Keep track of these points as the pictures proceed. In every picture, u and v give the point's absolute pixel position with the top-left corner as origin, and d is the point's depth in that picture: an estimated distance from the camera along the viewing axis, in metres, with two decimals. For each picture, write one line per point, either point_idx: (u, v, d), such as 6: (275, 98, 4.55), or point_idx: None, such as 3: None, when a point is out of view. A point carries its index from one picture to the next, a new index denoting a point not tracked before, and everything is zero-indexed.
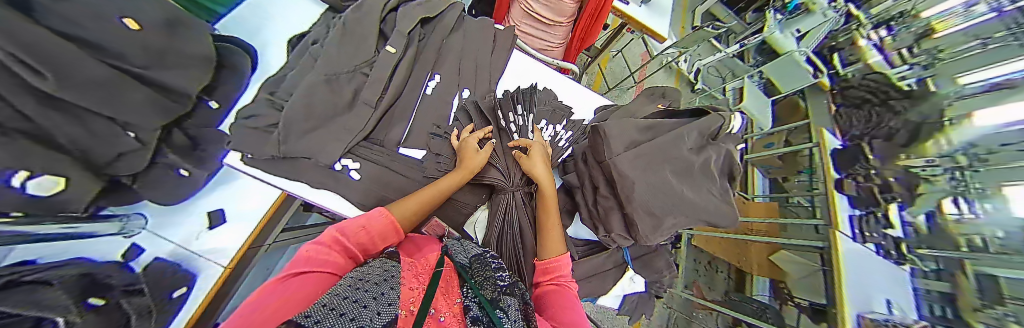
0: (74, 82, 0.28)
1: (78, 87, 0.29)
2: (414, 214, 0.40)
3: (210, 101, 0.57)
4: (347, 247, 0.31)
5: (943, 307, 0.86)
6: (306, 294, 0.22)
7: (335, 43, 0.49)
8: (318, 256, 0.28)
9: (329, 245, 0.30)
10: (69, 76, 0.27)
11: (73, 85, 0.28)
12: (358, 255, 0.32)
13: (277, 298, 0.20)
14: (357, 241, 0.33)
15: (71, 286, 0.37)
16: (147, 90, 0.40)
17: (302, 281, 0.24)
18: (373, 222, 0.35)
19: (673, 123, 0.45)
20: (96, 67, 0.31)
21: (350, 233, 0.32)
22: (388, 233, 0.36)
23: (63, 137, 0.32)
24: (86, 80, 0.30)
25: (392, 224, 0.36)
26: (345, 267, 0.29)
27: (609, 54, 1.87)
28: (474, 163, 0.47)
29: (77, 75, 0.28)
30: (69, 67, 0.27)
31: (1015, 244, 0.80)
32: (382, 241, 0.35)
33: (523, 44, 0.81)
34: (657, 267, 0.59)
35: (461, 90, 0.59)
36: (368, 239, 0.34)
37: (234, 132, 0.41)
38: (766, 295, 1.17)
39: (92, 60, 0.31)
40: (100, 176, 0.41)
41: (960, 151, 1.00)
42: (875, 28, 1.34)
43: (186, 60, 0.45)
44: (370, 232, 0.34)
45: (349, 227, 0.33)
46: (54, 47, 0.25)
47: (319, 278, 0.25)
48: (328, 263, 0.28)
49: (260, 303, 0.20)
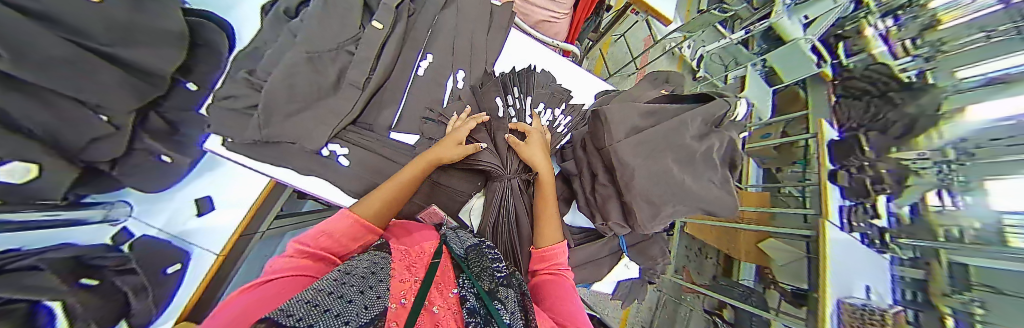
0: (32, 60, 0.25)
1: (38, 66, 0.26)
2: (384, 202, 0.38)
3: (188, 83, 0.53)
4: (313, 253, 0.30)
5: (915, 292, 0.93)
6: (277, 295, 0.21)
7: (316, 17, 0.45)
8: (281, 265, 0.26)
9: (292, 256, 0.28)
10: (26, 55, 0.25)
11: (31, 65, 0.25)
12: (330, 257, 0.31)
13: (246, 303, 0.19)
14: (321, 246, 0.31)
15: (59, 269, 0.37)
16: (116, 69, 0.37)
17: (268, 288, 0.22)
18: (333, 226, 0.33)
19: (676, 109, 0.44)
20: (59, 45, 0.28)
21: (309, 240, 0.31)
22: (354, 232, 0.34)
23: (28, 122, 0.30)
24: (47, 59, 0.27)
25: (360, 224, 0.35)
26: (317, 270, 0.28)
27: (611, 38, 1.80)
28: (449, 151, 0.44)
29: (35, 55, 0.26)
30: (25, 43, 0.24)
31: (986, 235, 0.87)
32: (351, 242, 0.34)
33: (522, 22, 0.77)
34: (652, 254, 0.61)
35: (455, 71, 0.56)
36: (332, 242, 0.32)
37: (213, 115, 0.38)
38: (751, 280, 1.22)
39: (54, 37, 0.28)
40: (72, 161, 0.39)
41: (949, 145, 1.02)
42: (883, 17, 1.27)
43: (156, 37, 0.41)
44: (333, 236, 0.32)
45: (306, 236, 0.31)
46: (6, 22, 0.22)
47: (290, 280, 0.24)
48: (294, 269, 0.26)
49: (225, 312, 0.18)
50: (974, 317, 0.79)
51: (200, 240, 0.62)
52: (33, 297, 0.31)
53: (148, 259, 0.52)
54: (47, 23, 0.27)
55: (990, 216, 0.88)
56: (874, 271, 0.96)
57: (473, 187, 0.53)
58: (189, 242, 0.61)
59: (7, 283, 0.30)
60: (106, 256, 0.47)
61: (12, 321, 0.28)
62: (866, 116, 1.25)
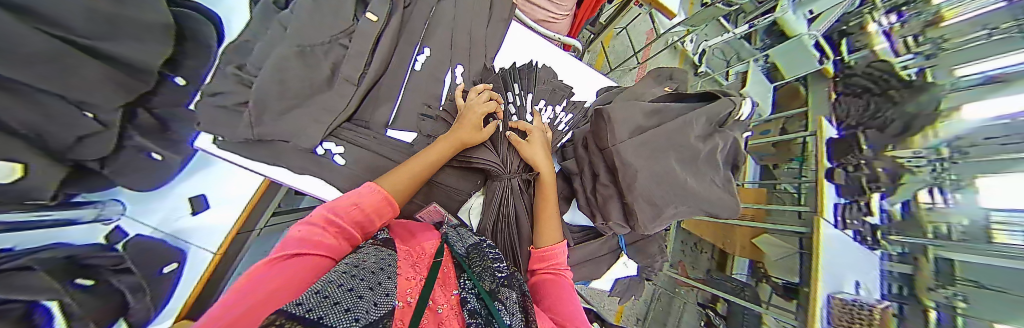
0: (14, 56, 0.24)
1: (21, 62, 0.25)
2: (405, 187, 0.39)
3: (176, 77, 0.51)
4: (343, 229, 0.30)
5: (901, 286, 0.96)
6: (298, 281, 0.21)
7: (307, 9, 0.43)
8: (309, 239, 0.27)
9: (322, 228, 0.29)
10: (8, 52, 0.23)
11: (12, 62, 0.24)
12: (359, 232, 0.32)
13: (270, 284, 0.20)
14: (351, 219, 0.31)
15: (54, 269, 0.37)
16: (100, 64, 0.35)
17: (291, 268, 0.23)
18: (364, 199, 0.33)
19: (681, 108, 0.43)
20: (40, 40, 0.27)
21: (342, 211, 0.31)
22: (383, 207, 0.35)
23: (13, 120, 0.29)
24: (28, 55, 0.25)
25: (387, 199, 0.36)
26: (340, 252, 0.28)
27: (613, 31, 1.77)
28: (469, 137, 0.44)
29: (16, 52, 0.24)
30: (7, 39, 0.23)
31: (973, 231, 0.92)
32: (379, 218, 0.35)
33: (522, 15, 0.75)
34: (651, 252, 0.63)
35: (453, 66, 0.55)
36: (362, 216, 0.33)
37: (203, 113, 0.37)
38: (743, 273, 1.24)
39: (33, 31, 0.26)
40: (63, 160, 0.38)
41: (944, 144, 1.05)
42: (886, 14, 1.24)
43: (143, 29, 0.39)
44: (363, 209, 0.33)
45: (341, 206, 0.32)
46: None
47: (312, 262, 0.25)
48: (319, 246, 0.27)
49: (252, 289, 0.19)
50: (956, 310, 0.85)
51: (196, 237, 0.62)
52: (30, 298, 0.31)
53: (141, 260, 0.52)
54: (28, 16, 0.26)
55: (977, 212, 0.92)
56: (864, 266, 0.97)
57: (473, 186, 0.53)
58: (185, 241, 0.61)
59: (2, 283, 0.29)
60: (103, 256, 0.46)
61: (8, 322, 0.27)
62: (865, 113, 1.21)
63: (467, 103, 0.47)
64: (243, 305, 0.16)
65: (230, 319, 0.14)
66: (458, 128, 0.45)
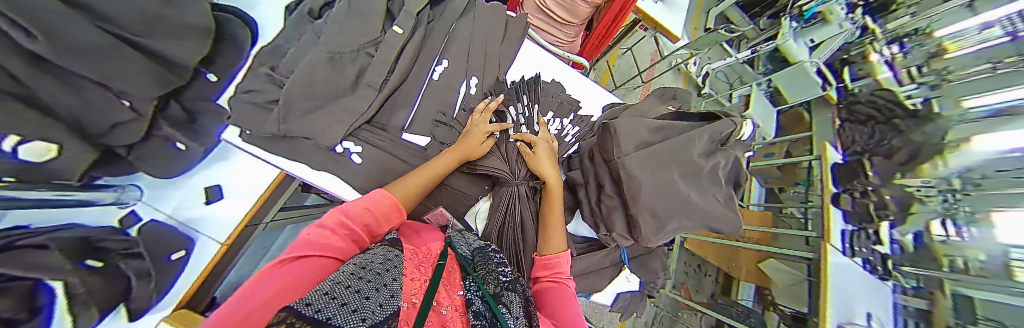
0: (66, 44, 0.26)
1: (72, 51, 0.27)
2: (412, 197, 0.41)
3: (208, 73, 0.55)
4: (353, 231, 0.32)
5: (919, 322, 0.91)
6: (307, 280, 0.23)
7: (339, 20, 0.46)
8: (321, 240, 0.28)
9: (334, 229, 0.31)
10: (62, 41, 0.26)
11: (65, 50, 0.26)
12: (367, 233, 0.34)
13: (279, 282, 0.21)
14: (361, 222, 0.33)
15: (67, 248, 0.38)
16: (141, 57, 0.38)
17: (303, 266, 0.24)
18: (375, 204, 0.35)
19: (685, 126, 0.44)
20: (89, 31, 0.29)
21: (354, 215, 0.33)
22: (391, 213, 0.37)
23: (54, 103, 0.31)
24: (77, 43, 0.28)
25: (395, 205, 0.37)
26: (349, 253, 0.30)
27: (618, 51, 1.84)
28: (474, 149, 0.46)
29: (69, 41, 0.26)
30: (63, 29, 0.26)
31: (992, 268, 0.84)
32: (387, 223, 0.36)
33: (535, 34, 0.80)
34: (653, 268, 0.61)
35: (468, 77, 0.58)
36: (373, 219, 0.35)
37: (235, 108, 0.39)
38: (750, 300, 1.18)
39: (86, 24, 0.29)
40: (92, 144, 0.41)
41: (955, 175, 1.01)
42: (888, 44, 1.29)
43: (186, 30, 0.42)
44: (373, 213, 0.35)
45: (354, 209, 0.34)
46: (45, 7, 0.23)
47: (322, 262, 0.26)
48: (330, 247, 0.28)
49: (262, 286, 0.20)
50: None
51: (204, 226, 0.63)
52: (36, 276, 0.32)
53: (155, 245, 0.54)
54: (84, 11, 0.28)
55: (994, 248, 0.86)
56: (876, 296, 0.95)
57: (480, 191, 0.54)
58: (195, 229, 0.62)
59: (12, 260, 0.30)
60: (114, 239, 0.48)
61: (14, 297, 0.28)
62: (870, 140, 1.25)
63: (468, 125, 0.49)
64: (253, 305, 0.17)
65: (240, 321, 0.14)
66: (466, 142, 0.47)
